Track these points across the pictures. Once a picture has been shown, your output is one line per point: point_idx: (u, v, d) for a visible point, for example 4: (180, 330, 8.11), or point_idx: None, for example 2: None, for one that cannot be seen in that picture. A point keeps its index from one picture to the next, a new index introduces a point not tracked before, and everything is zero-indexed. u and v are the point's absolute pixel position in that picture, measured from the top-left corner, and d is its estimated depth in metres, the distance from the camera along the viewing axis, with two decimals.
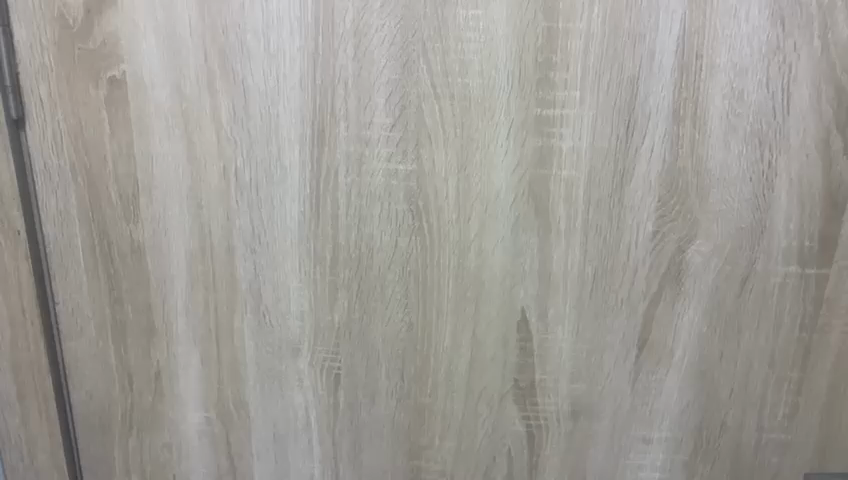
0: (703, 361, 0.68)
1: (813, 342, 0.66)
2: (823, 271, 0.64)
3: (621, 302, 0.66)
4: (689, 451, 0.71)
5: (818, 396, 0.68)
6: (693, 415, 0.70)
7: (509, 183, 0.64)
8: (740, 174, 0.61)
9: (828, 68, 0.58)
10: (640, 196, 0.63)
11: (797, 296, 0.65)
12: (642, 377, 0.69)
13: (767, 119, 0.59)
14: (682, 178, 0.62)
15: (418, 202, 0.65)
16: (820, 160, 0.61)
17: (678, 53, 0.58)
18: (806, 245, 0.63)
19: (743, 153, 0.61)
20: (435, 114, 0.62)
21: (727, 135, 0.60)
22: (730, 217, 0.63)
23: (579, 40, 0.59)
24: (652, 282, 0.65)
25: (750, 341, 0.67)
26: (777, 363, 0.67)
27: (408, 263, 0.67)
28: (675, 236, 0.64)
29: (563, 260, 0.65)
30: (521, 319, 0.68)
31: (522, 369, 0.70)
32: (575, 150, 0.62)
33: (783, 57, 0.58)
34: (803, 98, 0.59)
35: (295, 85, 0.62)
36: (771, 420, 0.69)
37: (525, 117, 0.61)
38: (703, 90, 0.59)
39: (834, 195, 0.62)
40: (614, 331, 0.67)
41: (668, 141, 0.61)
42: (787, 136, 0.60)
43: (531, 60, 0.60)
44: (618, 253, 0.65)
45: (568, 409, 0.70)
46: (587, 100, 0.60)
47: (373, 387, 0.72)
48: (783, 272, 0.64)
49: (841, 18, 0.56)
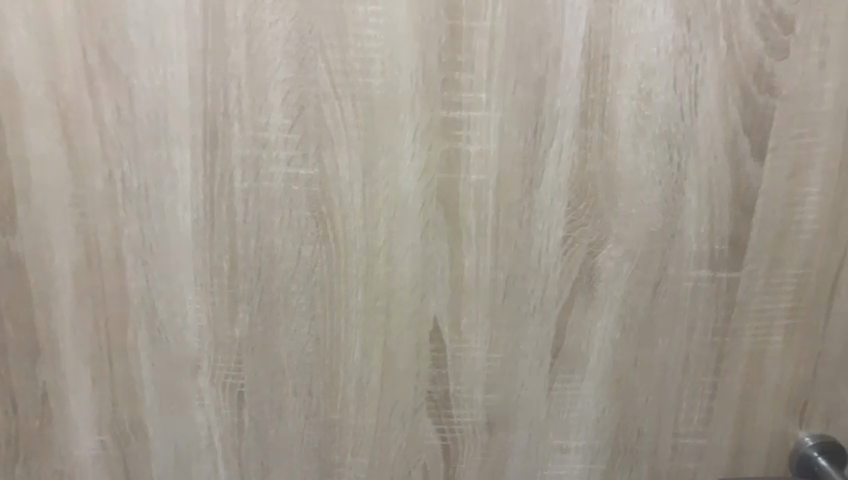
0: (618, 368, 0.66)
1: (726, 346, 0.66)
2: (734, 274, 0.63)
3: (535, 310, 0.64)
4: (606, 459, 0.70)
5: (733, 399, 0.68)
6: (610, 423, 0.68)
7: (417, 188, 0.61)
8: (650, 177, 0.60)
9: (733, 69, 0.57)
10: (550, 199, 0.61)
11: (709, 299, 0.64)
12: (557, 386, 0.67)
13: (675, 121, 0.58)
14: (591, 181, 0.60)
15: (321, 208, 0.61)
16: (728, 163, 0.60)
17: (584, 53, 0.56)
18: (717, 248, 0.62)
19: (651, 156, 0.59)
20: (336, 115, 0.58)
21: (635, 137, 0.59)
22: (640, 221, 0.61)
23: (484, 39, 0.56)
24: (564, 288, 0.63)
25: (664, 346, 0.66)
26: (691, 368, 0.66)
27: (312, 272, 0.63)
28: (586, 240, 0.62)
29: (475, 267, 0.63)
30: (433, 329, 0.65)
31: (435, 381, 0.67)
32: (483, 152, 0.59)
33: (689, 57, 0.57)
34: (710, 100, 0.58)
35: (184, 84, 0.58)
36: (687, 426, 0.68)
37: (430, 118, 0.59)
38: (610, 92, 0.57)
39: (743, 197, 0.61)
40: (528, 339, 0.65)
41: (576, 143, 0.59)
42: (695, 139, 0.59)
43: (435, 59, 0.57)
44: (529, 259, 0.63)
45: (484, 421, 0.68)
46: (493, 101, 0.58)
47: (279, 404, 0.68)
48: (694, 276, 0.63)
49: (745, 19, 0.55)
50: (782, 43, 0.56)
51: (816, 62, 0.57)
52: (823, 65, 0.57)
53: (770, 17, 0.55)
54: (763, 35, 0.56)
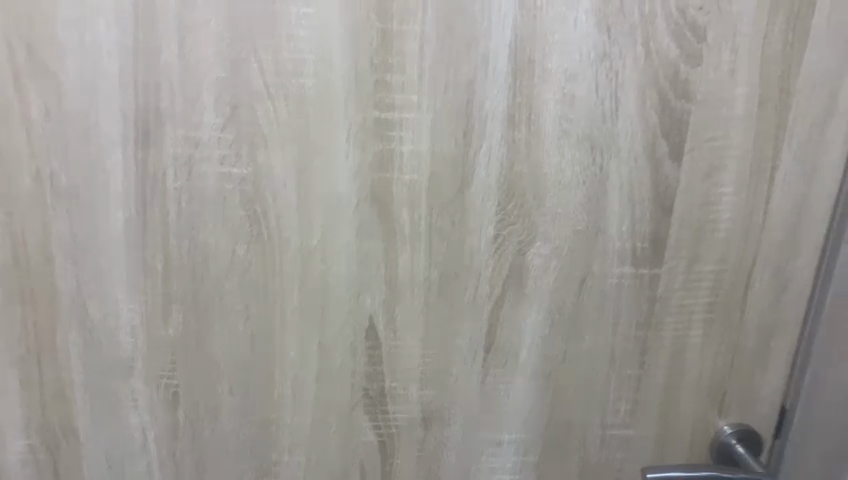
0: (547, 362, 0.69)
1: (649, 339, 0.69)
2: (656, 270, 0.66)
3: (467, 306, 0.66)
4: (538, 452, 0.72)
5: (657, 390, 0.71)
6: (541, 416, 0.70)
7: (351, 187, 0.62)
8: (575, 177, 0.63)
9: (651, 75, 0.60)
10: (481, 199, 0.63)
11: (633, 295, 0.67)
12: (491, 380, 0.69)
13: (597, 123, 0.61)
14: (520, 182, 0.62)
15: (255, 207, 0.62)
16: (647, 164, 0.63)
17: (511, 58, 0.59)
18: (639, 246, 0.65)
19: (576, 157, 0.62)
20: (270, 115, 0.59)
21: (561, 139, 0.61)
22: (566, 219, 0.64)
23: (414, 42, 0.58)
24: (496, 285, 0.65)
25: (591, 340, 0.68)
26: (616, 361, 0.69)
27: (248, 271, 0.63)
28: (515, 239, 0.64)
29: (409, 265, 0.64)
30: (369, 326, 0.66)
31: (371, 377, 0.68)
32: (415, 153, 0.61)
33: (610, 64, 0.59)
34: (630, 104, 0.61)
35: (114, 82, 0.57)
36: (614, 417, 0.71)
37: (363, 119, 0.60)
38: (536, 95, 0.60)
39: (662, 197, 0.64)
40: (461, 335, 0.67)
41: (504, 144, 0.61)
42: (616, 141, 0.62)
43: (366, 61, 0.58)
44: (462, 257, 0.64)
45: (420, 417, 0.69)
46: (424, 103, 0.59)
47: (215, 403, 0.68)
48: (618, 272, 0.66)
49: (660, 27, 0.59)
50: (695, 51, 0.60)
51: (728, 70, 0.60)
52: (734, 72, 0.61)
53: (684, 25, 0.59)
54: (677, 42, 0.59)
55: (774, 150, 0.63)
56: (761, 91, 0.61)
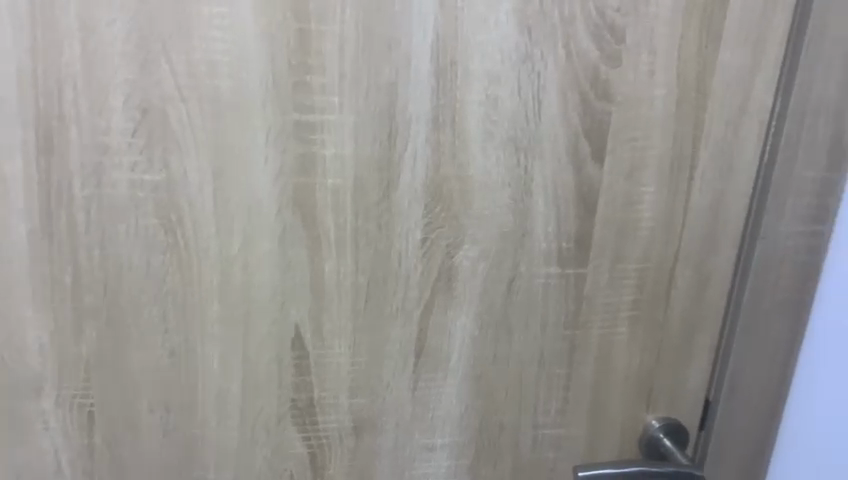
0: (478, 365, 0.68)
1: (578, 338, 0.69)
2: (582, 270, 0.67)
3: (396, 311, 0.65)
4: (471, 455, 0.72)
5: (586, 389, 0.71)
6: (473, 419, 0.70)
7: (272, 193, 0.59)
8: (500, 179, 0.62)
9: (572, 76, 0.60)
10: (407, 203, 0.62)
11: (560, 295, 0.67)
12: (422, 386, 0.68)
13: (521, 125, 0.61)
14: (446, 184, 0.62)
15: (170, 216, 0.59)
16: (571, 165, 0.63)
17: (433, 59, 0.58)
18: (565, 246, 0.66)
19: (501, 159, 0.62)
20: (183, 119, 0.56)
21: (485, 141, 0.61)
22: (493, 221, 0.64)
23: (334, 42, 0.56)
24: (424, 289, 0.65)
25: (521, 341, 0.68)
26: (546, 361, 0.69)
27: (165, 283, 0.61)
28: (442, 242, 0.63)
29: (335, 271, 0.63)
30: (295, 336, 0.64)
31: (299, 388, 0.66)
32: (338, 157, 0.59)
33: (532, 65, 0.59)
34: (552, 105, 0.61)
35: (11, 84, 0.54)
36: (545, 417, 0.71)
37: (283, 123, 0.58)
38: (460, 96, 0.59)
39: (586, 197, 0.65)
40: (390, 341, 0.66)
41: (429, 147, 0.60)
42: (540, 143, 0.62)
43: (284, 63, 0.56)
44: (389, 262, 0.63)
45: (351, 426, 0.68)
46: (346, 105, 0.58)
47: (134, 422, 0.64)
48: (545, 273, 0.66)
49: (580, 28, 0.59)
50: (614, 52, 0.60)
51: (646, 71, 0.61)
52: (652, 73, 0.61)
53: (603, 27, 0.59)
54: (597, 44, 0.60)
55: (692, 149, 0.64)
56: (678, 91, 0.62)
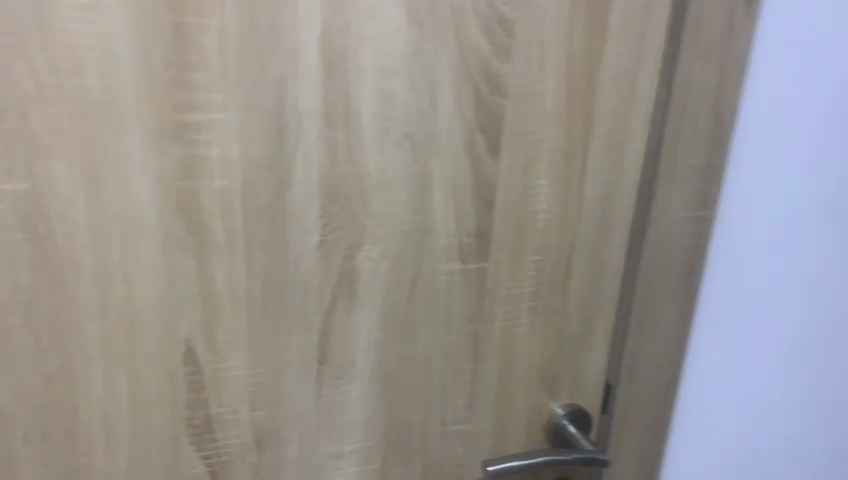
0: (383, 366, 0.67)
1: (482, 333, 0.69)
2: (483, 265, 0.67)
3: (295, 318, 0.62)
4: (380, 459, 0.70)
5: (492, 383, 0.71)
6: (381, 421, 0.68)
7: (153, 199, 0.55)
8: (398, 176, 0.61)
9: (464, 70, 0.60)
10: (301, 204, 0.59)
11: (463, 291, 0.67)
12: (326, 392, 0.66)
13: (416, 120, 0.60)
14: (342, 183, 0.60)
15: (38, 229, 0.53)
16: (468, 160, 0.63)
17: (322, 54, 0.55)
18: (466, 242, 0.65)
19: (397, 156, 0.60)
20: (47, 122, 0.51)
21: (381, 137, 0.59)
22: (392, 220, 0.62)
23: (214, 36, 0.53)
24: (324, 293, 0.62)
25: (425, 339, 0.67)
26: (452, 358, 0.69)
27: (35, 303, 0.55)
28: (341, 244, 0.61)
29: (227, 279, 0.59)
30: (187, 350, 0.60)
31: (194, 405, 0.62)
32: (225, 158, 0.56)
33: (424, 59, 0.58)
34: (446, 100, 0.60)
35: None
36: (453, 414, 0.71)
37: (161, 123, 0.54)
38: (352, 92, 0.57)
39: (484, 192, 0.64)
40: (290, 349, 0.63)
41: (322, 145, 0.58)
42: (435, 138, 0.61)
43: (160, 58, 0.52)
44: (286, 266, 0.60)
45: (252, 440, 0.65)
46: (231, 103, 0.55)
47: (7, 457, 0.58)
48: (447, 270, 0.65)
49: (470, 22, 0.58)
50: (505, 46, 0.60)
51: (537, 64, 0.62)
52: (542, 67, 0.62)
53: (493, 20, 0.59)
54: (488, 38, 0.59)
55: (584, 141, 0.65)
56: (569, 85, 0.63)
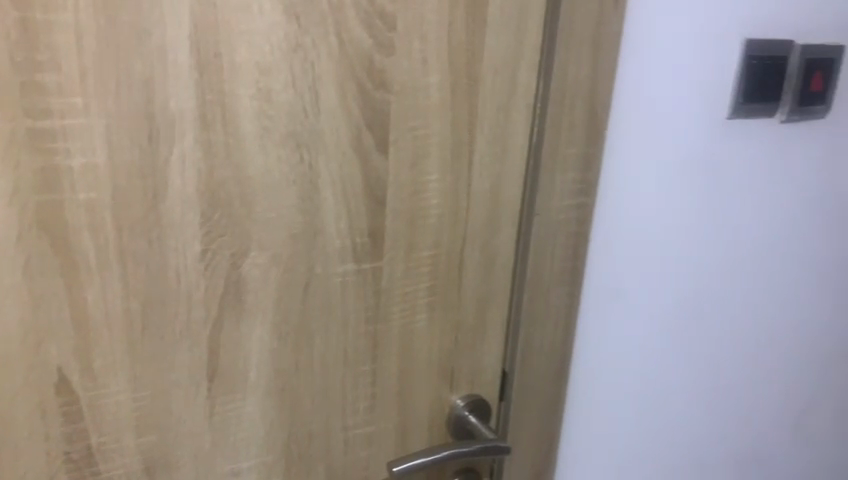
0: (280, 376, 0.64)
1: (379, 332, 0.68)
2: (377, 264, 0.65)
3: (181, 334, 0.58)
4: (282, 471, 0.67)
5: (391, 381, 0.70)
6: (280, 433, 0.66)
7: (8, 217, 0.49)
8: (284, 178, 0.58)
9: (347, 66, 0.58)
10: (180, 213, 0.55)
11: (357, 292, 0.65)
12: (219, 409, 0.62)
13: (299, 119, 0.57)
14: (224, 188, 0.56)
15: None
16: (356, 157, 0.61)
17: (193, 51, 0.52)
18: (358, 242, 0.64)
19: (281, 157, 0.58)
20: None
21: (263, 138, 0.56)
22: (280, 224, 0.59)
23: (68, 34, 0.48)
24: (211, 305, 0.59)
25: (322, 344, 0.65)
26: (350, 361, 0.67)
27: None
28: (226, 252, 0.58)
29: (101, 298, 0.54)
30: (59, 380, 0.55)
31: (72, 437, 0.57)
32: (90, 168, 0.51)
33: (304, 55, 0.56)
34: (330, 97, 0.58)
35: None
36: (354, 417, 0.70)
37: (12, 131, 0.48)
38: (229, 91, 0.54)
39: (374, 190, 0.63)
40: (178, 367, 0.59)
41: (198, 148, 0.54)
42: (321, 137, 0.59)
43: (5, 59, 0.46)
44: (167, 280, 0.56)
45: (141, 468, 0.60)
46: (93, 107, 0.50)
47: None
48: (341, 271, 0.64)
49: (350, 16, 0.57)
50: (387, 40, 0.59)
51: (420, 58, 0.61)
52: (425, 61, 0.61)
53: (373, 14, 0.58)
54: (369, 32, 0.58)
55: (470, 134, 0.66)
56: (452, 78, 0.63)
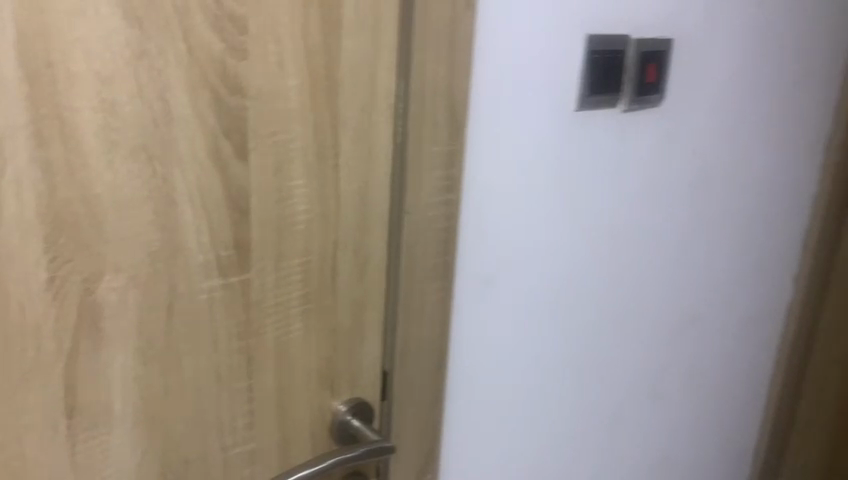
0: (148, 403, 0.60)
1: (253, 346, 0.66)
2: (245, 276, 0.63)
3: (31, 370, 0.53)
4: None
5: (270, 395, 0.68)
6: (153, 463, 0.62)
7: None
8: (137, 194, 0.55)
9: (198, 71, 0.55)
10: (19, 239, 0.50)
11: (226, 307, 0.63)
12: (82, 447, 0.57)
13: (149, 130, 0.54)
14: (68, 209, 0.52)
15: None
16: (214, 167, 0.58)
17: (21, 61, 0.47)
18: (223, 255, 0.61)
19: (132, 171, 0.54)
20: None
21: (110, 152, 0.52)
22: (135, 242, 0.55)
23: None
24: (63, 336, 0.54)
25: (192, 365, 0.62)
26: (224, 379, 0.64)
27: None
28: (77, 278, 0.53)
29: None
30: None
31: None
32: None
33: (150, 62, 0.52)
34: (181, 105, 0.55)
35: None
36: (233, 436, 0.67)
37: None
38: (66, 103, 0.49)
39: (237, 200, 0.60)
40: (30, 407, 0.54)
41: (36, 167, 0.49)
42: (175, 148, 0.55)
43: None
44: (10, 314, 0.51)
45: None
46: None
47: None
48: (207, 287, 0.61)
49: (197, 19, 0.54)
50: (240, 44, 0.57)
51: (275, 62, 0.59)
52: (281, 64, 0.60)
53: (222, 17, 0.55)
54: (219, 35, 0.55)
55: (334, 137, 0.65)
56: (311, 81, 0.62)
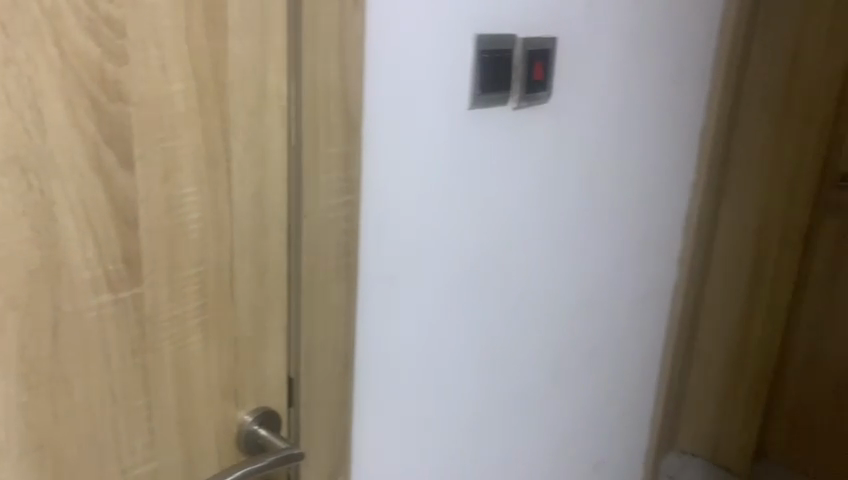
0: (36, 431, 0.56)
1: (149, 362, 0.63)
2: (137, 290, 0.60)
3: None
4: None
5: (170, 411, 0.66)
6: None
7: None
8: (11, 209, 0.51)
9: (74, 78, 0.52)
10: None
11: (118, 324, 0.60)
12: None
13: (22, 141, 0.50)
14: None
15: None
16: (97, 178, 0.55)
17: None
18: (112, 269, 0.58)
19: (5, 185, 0.50)
20: None
21: None
22: (12, 261, 0.52)
23: None
24: None
25: (84, 387, 0.59)
26: (119, 398, 0.62)
27: None
28: None
29: None
30: None
31: None
32: None
33: (19, 68, 0.49)
34: (56, 113, 0.52)
35: None
36: (133, 457, 0.64)
37: None
38: None
39: (124, 211, 0.58)
40: None
41: None
42: (52, 159, 0.52)
43: None
44: None
45: None
46: None
47: None
48: (96, 303, 0.58)
49: (70, 22, 0.51)
50: (118, 48, 0.54)
51: (158, 66, 0.57)
52: (165, 67, 0.57)
53: (97, 20, 0.53)
54: (95, 39, 0.53)
55: (225, 142, 0.63)
56: (197, 85, 0.60)
